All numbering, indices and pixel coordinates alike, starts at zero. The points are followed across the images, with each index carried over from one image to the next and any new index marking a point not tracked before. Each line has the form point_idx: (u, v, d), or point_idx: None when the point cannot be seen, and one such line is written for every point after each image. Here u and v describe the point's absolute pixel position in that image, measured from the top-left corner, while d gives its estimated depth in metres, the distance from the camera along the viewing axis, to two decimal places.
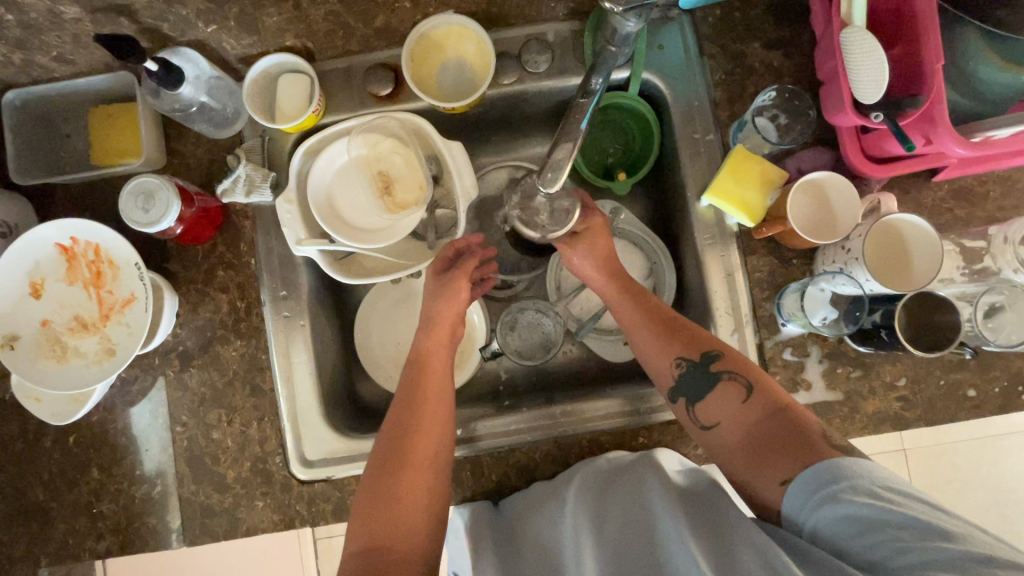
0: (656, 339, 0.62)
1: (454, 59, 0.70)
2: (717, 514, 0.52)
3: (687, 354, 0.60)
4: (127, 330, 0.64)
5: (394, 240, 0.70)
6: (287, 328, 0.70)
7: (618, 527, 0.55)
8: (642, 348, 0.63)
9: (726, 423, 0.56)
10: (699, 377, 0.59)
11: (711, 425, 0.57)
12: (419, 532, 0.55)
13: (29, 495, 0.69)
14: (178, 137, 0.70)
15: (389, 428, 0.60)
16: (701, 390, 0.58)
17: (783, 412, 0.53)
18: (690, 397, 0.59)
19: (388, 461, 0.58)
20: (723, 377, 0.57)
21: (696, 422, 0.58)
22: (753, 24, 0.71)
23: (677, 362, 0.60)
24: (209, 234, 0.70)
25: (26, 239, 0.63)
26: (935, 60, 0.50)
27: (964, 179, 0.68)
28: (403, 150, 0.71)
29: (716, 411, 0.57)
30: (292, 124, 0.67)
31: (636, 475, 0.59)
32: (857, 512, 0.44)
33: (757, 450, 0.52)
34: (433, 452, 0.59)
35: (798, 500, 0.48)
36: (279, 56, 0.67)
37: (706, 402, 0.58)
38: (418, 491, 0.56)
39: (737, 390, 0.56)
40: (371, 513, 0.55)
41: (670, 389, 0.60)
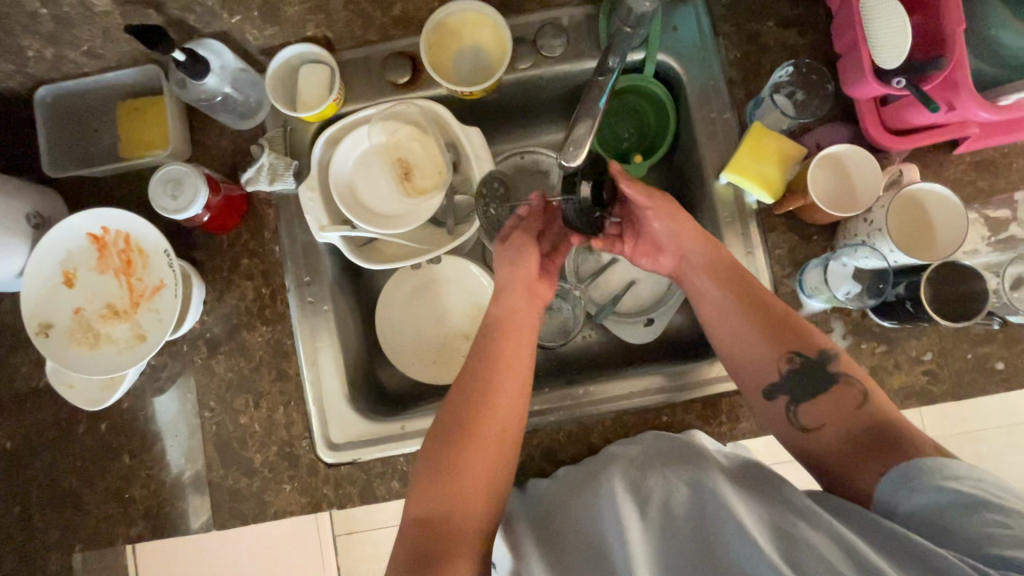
0: (765, 333, 0.61)
1: (471, 46, 0.71)
2: (773, 487, 0.52)
3: (799, 350, 0.60)
4: (157, 316, 0.66)
5: (414, 224, 0.71)
6: (311, 314, 0.72)
7: (667, 490, 0.53)
8: (742, 336, 0.62)
9: (830, 425, 0.56)
10: (812, 376, 0.59)
11: (812, 428, 0.57)
12: (480, 502, 0.55)
13: (62, 482, 0.71)
14: (203, 128, 0.71)
15: (459, 393, 0.60)
16: (810, 390, 0.58)
17: (896, 422, 0.53)
18: (794, 396, 0.59)
19: (455, 428, 0.58)
20: (837, 380, 0.58)
21: (795, 423, 0.59)
22: (767, 3, 0.71)
23: (790, 357, 0.60)
24: (233, 222, 0.71)
25: (61, 228, 0.65)
26: (957, 23, 0.49)
27: (985, 151, 0.68)
28: (422, 137, 0.73)
29: (822, 414, 0.57)
30: (312, 113, 0.68)
31: (685, 458, 0.56)
32: (939, 497, 0.45)
33: (865, 448, 0.53)
34: (507, 413, 0.59)
35: (887, 489, 0.49)
36: (301, 46, 0.69)
37: (811, 402, 0.58)
38: (488, 455, 0.57)
39: (849, 395, 0.56)
40: (434, 482, 0.55)
41: (773, 384, 0.60)
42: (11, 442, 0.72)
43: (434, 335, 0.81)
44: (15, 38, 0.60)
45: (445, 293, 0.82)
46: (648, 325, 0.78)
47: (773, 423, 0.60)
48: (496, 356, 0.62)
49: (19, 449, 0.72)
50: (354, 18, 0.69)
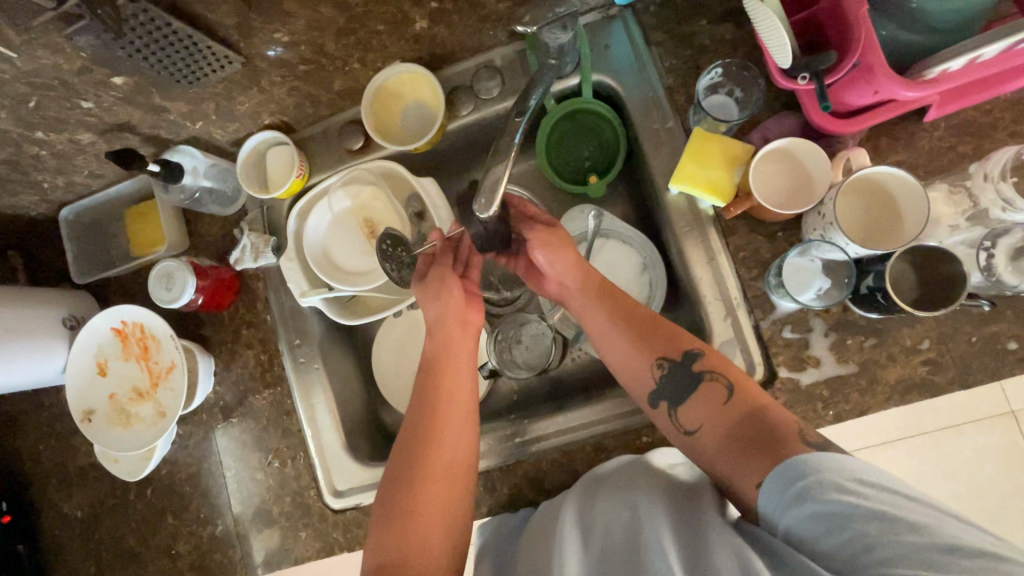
0: (633, 343, 0.62)
1: (413, 103, 0.75)
2: (695, 508, 0.51)
3: (669, 354, 0.60)
4: (172, 393, 0.74)
5: (385, 277, 0.77)
6: (305, 373, 0.78)
7: (605, 521, 0.54)
8: (616, 349, 0.63)
9: (707, 425, 0.55)
10: (680, 378, 0.59)
11: (692, 429, 0.56)
12: (438, 531, 0.58)
13: (124, 542, 0.82)
14: (196, 220, 0.80)
15: (407, 434, 0.63)
16: (683, 391, 0.58)
17: (764, 411, 0.52)
18: (672, 401, 0.59)
19: (410, 463, 0.61)
20: (704, 377, 0.57)
21: (678, 426, 0.58)
22: (696, 3, 0.69)
23: (659, 362, 0.60)
24: (229, 299, 0.79)
25: (91, 327, 0.76)
26: (859, 5, 0.47)
27: (960, 114, 0.62)
28: (382, 195, 0.78)
29: (698, 415, 0.56)
30: (281, 191, 0.75)
31: (631, 481, 0.57)
32: (825, 509, 0.43)
33: (738, 446, 0.51)
34: (456, 445, 0.62)
35: (774, 497, 0.47)
36: (264, 134, 0.76)
37: (687, 404, 0.57)
38: (440, 486, 0.60)
39: (719, 390, 0.56)
40: (392, 520, 0.58)
41: (653, 392, 0.60)
42: (81, 511, 0.84)
43: None
44: (30, 176, 0.71)
45: None
46: None
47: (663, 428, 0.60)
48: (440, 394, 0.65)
49: (88, 517, 0.83)
50: (302, 100, 0.74)
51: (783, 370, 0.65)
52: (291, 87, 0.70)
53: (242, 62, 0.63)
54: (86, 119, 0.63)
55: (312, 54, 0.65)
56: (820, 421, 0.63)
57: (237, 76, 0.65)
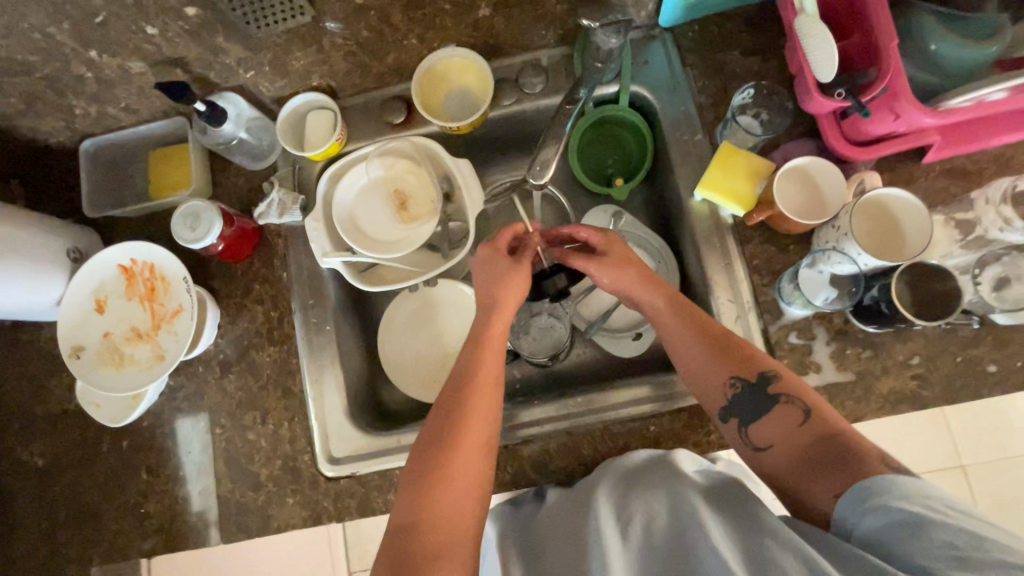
0: (707, 358, 0.62)
1: (458, 87, 0.78)
2: (748, 506, 0.52)
3: (742, 374, 0.60)
4: (175, 337, 0.72)
5: (411, 247, 0.78)
6: (315, 335, 0.77)
7: (650, 515, 0.55)
8: (692, 364, 0.63)
9: (778, 445, 0.57)
10: (756, 397, 0.59)
11: (764, 446, 0.58)
12: (467, 509, 0.56)
13: (85, 498, 0.76)
14: (223, 170, 0.80)
15: (436, 421, 0.60)
16: (757, 410, 0.59)
17: (841, 435, 0.53)
18: (743, 418, 0.60)
19: (438, 439, 0.58)
20: (778, 399, 0.58)
21: (749, 442, 0.59)
22: (731, 34, 0.76)
23: (732, 382, 0.61)
24: (247, 252, 0.78)
25: (97, 260, 0.73)
26: (889, 38, 0.53)
27: (954, 159, 0.70)
28: (416, 170, 0.80)
29: (770, 433, 0.58)
30: (316, 151, 0.76)
31: (667, 478, 0.58)
32: (907, 517, 0.44)
33: (819, 464, 0.53)
34: (485, 426, 0.59)
35: (847, 509, 0.48)
36: (308, 94, 0.77)
37: (758, 422, 0.59)
38: (472, 464, 0.57)
39: (794, 412, 0.57)
40: (420, 496, 0.55)
41: (722, 408, 0.61)
42: (42, 460, 0.77)
43: (431, 355, 0.85)
44: (64, 98, 0.70)
45: (442, 314, 0.87)
46: (637, 339, 0.82)
47: (736, 444, 0.61)
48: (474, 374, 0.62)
49: (49, 467, 0.77)
50: (353, 68, 0.76)
51: None
52: (347, 52, 0.72)
53: (311, 17, 0.65)
54: (143, 46, 0.63)
55: None
56: None
57: (302, 29, 0.66)
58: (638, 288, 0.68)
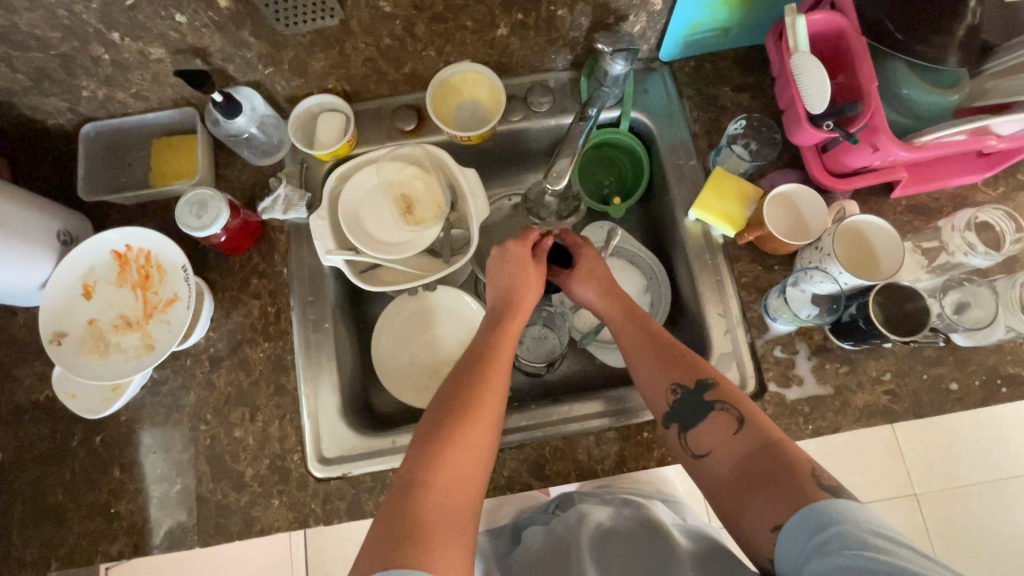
0: (654, 366, 0.64)
1: (469, 100, 0.82)
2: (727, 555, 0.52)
3: (683, 381, 0.62)
4: (167, 327, 0.70)
5: (416, 250, 0.79)
6: (312, 331, 0.76)
7: (627, 565, 0.55)
8: (639, 372, 0.65)
9: (716, 452, 0.57)
10: (695, 406, 0.60)
11: (703, 453, 0.58)
12: (464, 503, 0.52)
13: (49, 496, 0.71)
14: (229, 163, 0.80)
15: (439, 408, 0.58)
16: (695, 418, 0.59)
17: (780, 447, 0.53)
18: (683, 424, 0.60)
19: (434, 427, 0.56)
20: (715, 406, 0.59)
21: (688, 449, 0.59)
22: (722, 73, 0.84)
23: (673, 388, 0.61)
24: (247, 245, 0.77)
25: (90, 244, 0.71)
26: (870, 81, 0.60)
27: (918, 196, 0.77)
28: (424, 176, 0.81)
29: (708, 440, 0.58)
30: (326, 150, 0.77)
31: (650, 541, 0.57)
32: (845, 561, 0.41)
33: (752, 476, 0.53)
34: (489, 424, 0.58)
35: (795, 554, 0.45)
36: (321, 96, 0.79)
37: (698, 429, 0.59)
38: (472, 459, 0.55)
39: (729, 420, 0.57)
40: (413, 487, 0.51)
41: (666, 416, 0.62)
42: (2, 455, 0.72)
43: (425, 360, 0.86)
44: (75, 79, 0.69)
45: (438, 320, 0.88)
46: None
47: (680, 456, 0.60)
48: (484, 377, 0.60)
49: (10, 462, 0.72)
50: (370, 74, 0.78)
51: (772, 385, 0.73)
52: (367, 58, 0.75)
53: (340, 20, 0.67)
54: (169, 33, 0.64)
55: (401, 32, 0.71)
56: (801, 433, 0.71)
57: (328, 32, 0.69)
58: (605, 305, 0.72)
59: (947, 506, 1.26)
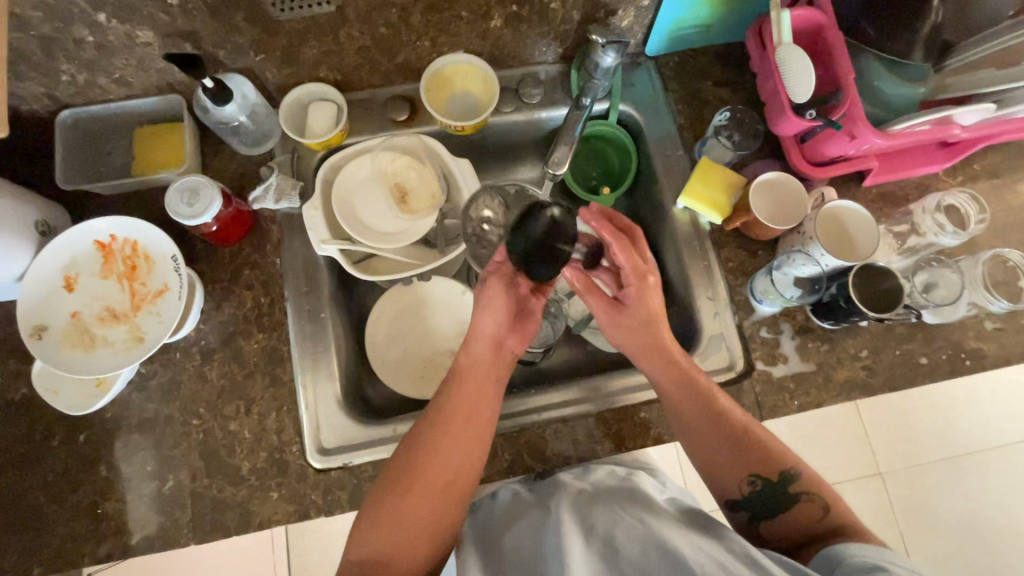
0: (725, 450, 0.61)
1: (461, 92, 0.83)
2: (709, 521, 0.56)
3: (761, 472, 0.60)
4: (157, 319, 0.68)
5: (409, 241, 0.79)
6: (307, 322, 0.75)
7: (609, 518, 0.55)
8: (704, 455, 0.62)
9: (788, 539, 0.59)
10: (773, 494, 0.60)
11: (770, 538, 0.60)
12: (455, 464, 0.59)
13: (28, 499, 0.67)
14: (216, 153, 0.78)
15: (393, 467, 0.60)
16: (773, 507, 0.60)
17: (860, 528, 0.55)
18: (757, 513, 0.60)
19: (437, 399, 0.63)
20: (802, 496, 0.59)
21: (755, 532, 0.61)
22: (705, 67, 0.87)
23: (751, 480, 0.60)
24: (238, 236, 0.76)
25: (70, 234, 0.68)
26: (847, 73, 0.65)
27: (887, 185, 0.82)
28: (417, 166, 0.80)
29: (781, 527, 0.59)
30: (319, 140, 0.77)
31: (637, 501, 0.59)
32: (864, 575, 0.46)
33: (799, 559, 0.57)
34: (485, 394, 0.63)
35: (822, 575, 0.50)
36: (313, 86, 0.79)
37: (773, 520, 0.60)
38: (467, 429, 0.61)
39: (816, 509, 0.58)
40: (410, 447, 0.60)
41: (735, 501, 0.61)
42: None
43: (420, 350, 0.86)
44: (54, 62, 0.66)
45: (432, 310, 0.87)
46: None
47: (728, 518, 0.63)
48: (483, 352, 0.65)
49: None
50: (362, 64, 0.78)
51: (759, 363, 0.76)
52: (361, 47, 0.75)
53: (335, 7, 0.67)
54: (159, 15, 0.62)
55: (396, 20, 0.71)
56: (787, 408, 0.74)
57: (322, 18, 0.68)
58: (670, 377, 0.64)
59: (909, 483, 1.34)
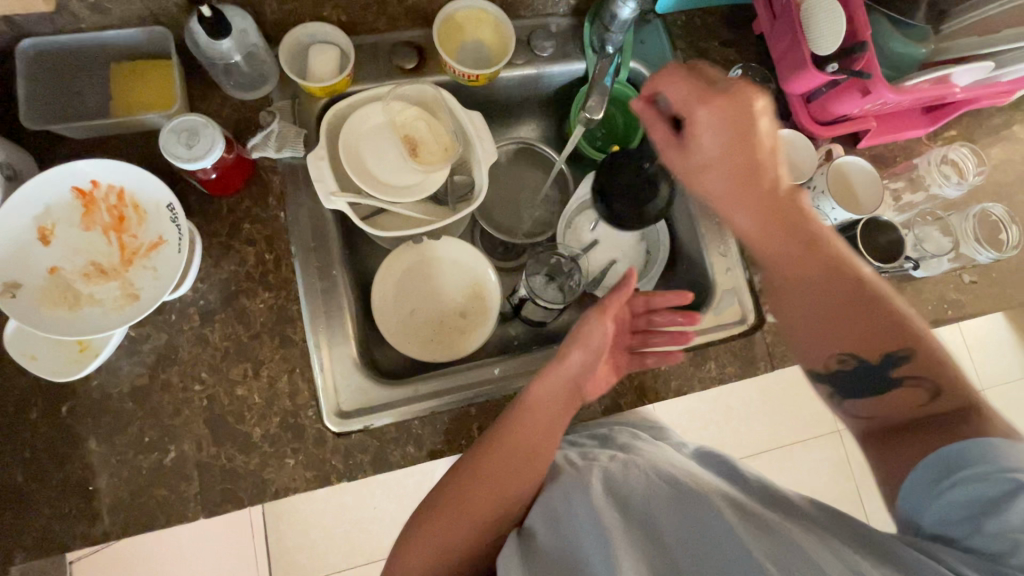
0: (814, 317, 0.57)
1: (472, 39, 0.79)
2: (783, 500, 0.48)
3: (857, 349, 0.54)
4: (153, 274, 0.61)
5: (423, 195, 0.75)
6: (317, 280, 0.70)
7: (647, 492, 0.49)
8: (795, 320, 0.59)
9: (879, 419, 0.54)
10: (866, 373, 0.55)
11: (868, 417, 0.55)
12: (507, 492, 0.53)
13: (4, 479, 0.60)
14: (207, 96, 0.71)
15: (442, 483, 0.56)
16: (866, 386, 0.55)
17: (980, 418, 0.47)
18: (845, 389, 0.56)
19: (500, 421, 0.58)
20: (902, 381, 0.52)
21: (840, 408, 0.58)
22: (712, 28, 0.88)
23: (840, 356, 0.55)
24: (237, 186, 0.69)
25: (40, 178, 0.59)
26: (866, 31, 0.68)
27: (880, 147, 0.87)
28: (428, 118, 0.78)
29: (876, 408, 0.54)
30: (323, 85, 0.71)
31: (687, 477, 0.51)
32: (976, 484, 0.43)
33: (880, 443, 0.53)
34: (547, 419, 0.57)
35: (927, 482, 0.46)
36: (314, 27, 0.73)
37: (869, 399, 0.54)
38: (523, 454, 0.55)
39: (917, 395, 0.51)
40: (462, 470, 0.56)
41: (821, 375, 0.58)
42: None
43: (431, 312, 0.82)
44: None
45: (443, 270, 0.84)
46: None
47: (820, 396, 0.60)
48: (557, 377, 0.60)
49: None
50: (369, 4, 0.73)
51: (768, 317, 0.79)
52: None
53: None
54: None
55: None
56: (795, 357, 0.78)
57: None
58: (759, 233, 0.57)
59: None
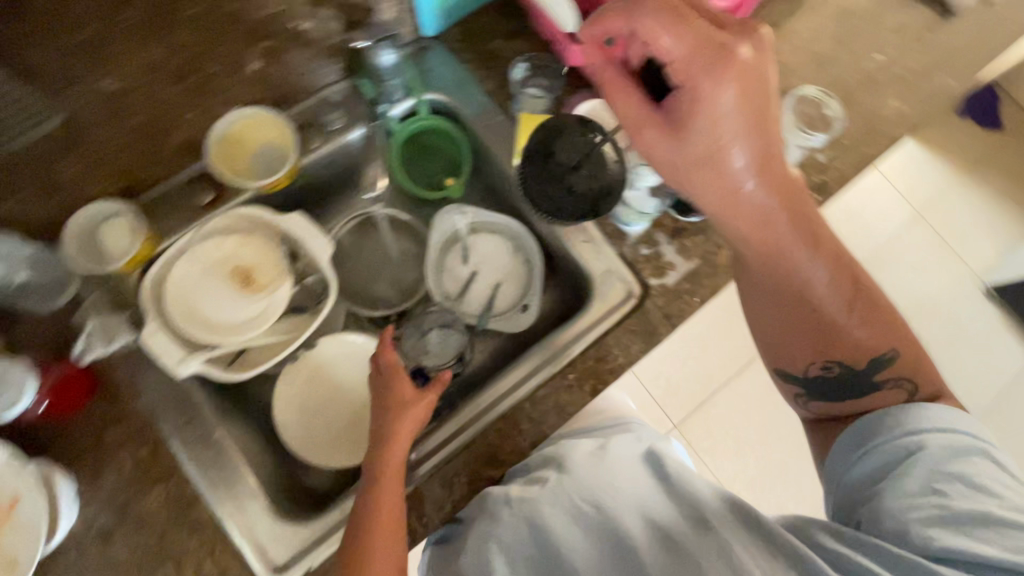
0: (782, 320, 0.61)
1: (260, 147, 0.76)
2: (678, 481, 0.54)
3: (837, 357, 0.59)
4: (21, 534, 0.59)
5: (274, 318, 0.73)
6: (203, 450, 0.68)
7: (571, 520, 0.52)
8: (763, 325, 0.62)
9: (846, 416, 0.60)
10: (846, 381, 0.59)
11: (827, 417, 0.61)
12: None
13: None
14: (14, 324, 0.68)
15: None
16: (839, 392, 0.59)
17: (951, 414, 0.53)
18: (813, 391, 0.61)
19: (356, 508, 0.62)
20: (886, 386, 0.57)
21: (802, 404, 0.63)
22: (489, 24, 0.85)
23: (824, 365, 0.60)
24: (82, 401, 0.67)
25: None
26: None
27: None
28: (249, 241, 0.75)
29: (850, 404, 0.59)
30: (128, 258, 0.69)
31: (607, 483, 0.55)
32: (889, 456, 0.51)
33: (828, 431, 0.61)
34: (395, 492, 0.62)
35: (848, 452, 0.55)
36: (92, 208, 0.70)
37: (842, 400, 0.59)
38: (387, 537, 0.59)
39: (903, 395, 0.57)
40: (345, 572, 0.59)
41: (791, 375, 0.62)
42: None
43: (342, 415, 0.80)
44: None
45: (336, 370, 0.81)
46: (525, 311, 0.84)
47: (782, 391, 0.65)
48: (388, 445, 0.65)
49: None
50: None
51: (651, 280, 0.78)
52: None
53: None
54: None
55: None
56: (692, 307, 0.77)
57: None
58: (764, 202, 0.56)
59: None
